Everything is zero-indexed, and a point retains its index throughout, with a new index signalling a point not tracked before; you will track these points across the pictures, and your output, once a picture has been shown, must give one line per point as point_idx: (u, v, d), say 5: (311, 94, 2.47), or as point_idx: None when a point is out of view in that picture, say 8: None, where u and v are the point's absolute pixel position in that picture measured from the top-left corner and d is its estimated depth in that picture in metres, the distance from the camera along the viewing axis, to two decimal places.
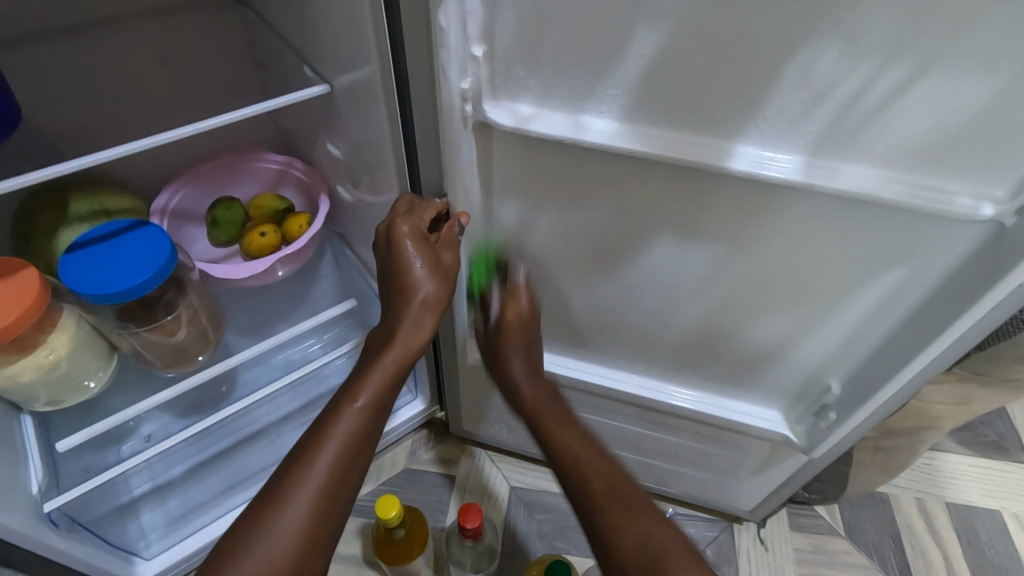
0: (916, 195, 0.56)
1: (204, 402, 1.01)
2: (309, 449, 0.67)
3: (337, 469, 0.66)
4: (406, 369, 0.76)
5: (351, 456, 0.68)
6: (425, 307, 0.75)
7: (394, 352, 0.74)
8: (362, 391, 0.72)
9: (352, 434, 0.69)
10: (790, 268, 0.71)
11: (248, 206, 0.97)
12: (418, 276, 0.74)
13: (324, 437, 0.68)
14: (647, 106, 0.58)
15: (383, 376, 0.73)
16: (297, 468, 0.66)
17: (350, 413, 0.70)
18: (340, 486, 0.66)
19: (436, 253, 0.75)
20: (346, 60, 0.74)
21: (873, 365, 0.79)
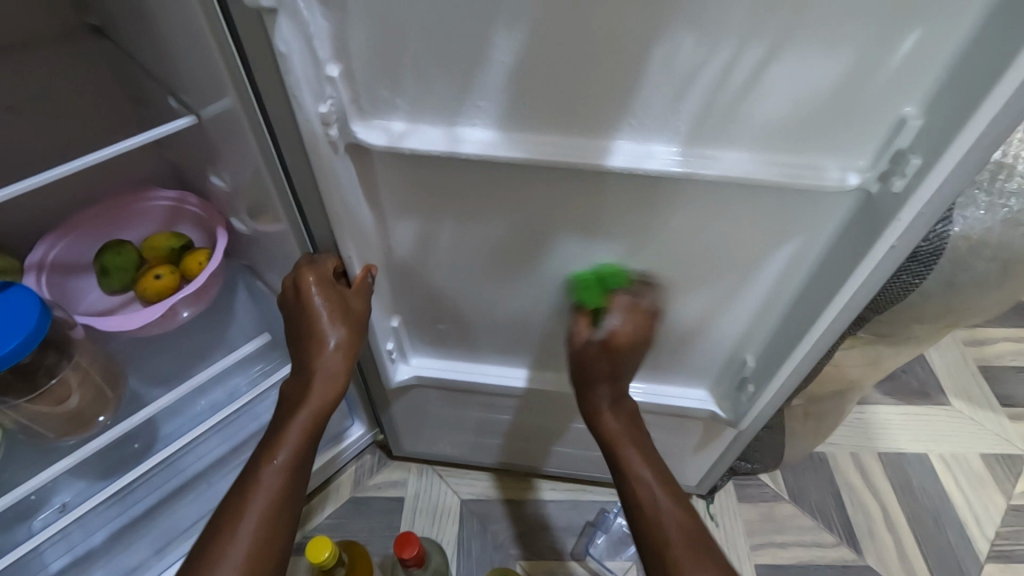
0: (789, 173, 0.47)
1: (117, 464, 0.89)
2: (232, 514, 0.59)
3: (262, 532, 0.58)
4: (327, 419, 0.66)
5: (279, 510, 0.60)
6: (338, 358, 0.63)
7: (312, 405, 0.63)
8: (280, 446, 0.62)
9: (274, 495, 0.60)
10: (699, 252, 0.58)
11: (142, 248, 0.84)
12: (323, 323, 0.62)
13: (246, 498, 0.60)
14: (519, 109, 0.47)
15: (302, 430, 0.63)
16: (220, 535, 0.57)
17: (271, 470, 0.61)
18: (268, 548, 0.58)
19: (345, 299, 0.63)
20: (202, 88, 0.57)
21: (777, 341, 0.66)
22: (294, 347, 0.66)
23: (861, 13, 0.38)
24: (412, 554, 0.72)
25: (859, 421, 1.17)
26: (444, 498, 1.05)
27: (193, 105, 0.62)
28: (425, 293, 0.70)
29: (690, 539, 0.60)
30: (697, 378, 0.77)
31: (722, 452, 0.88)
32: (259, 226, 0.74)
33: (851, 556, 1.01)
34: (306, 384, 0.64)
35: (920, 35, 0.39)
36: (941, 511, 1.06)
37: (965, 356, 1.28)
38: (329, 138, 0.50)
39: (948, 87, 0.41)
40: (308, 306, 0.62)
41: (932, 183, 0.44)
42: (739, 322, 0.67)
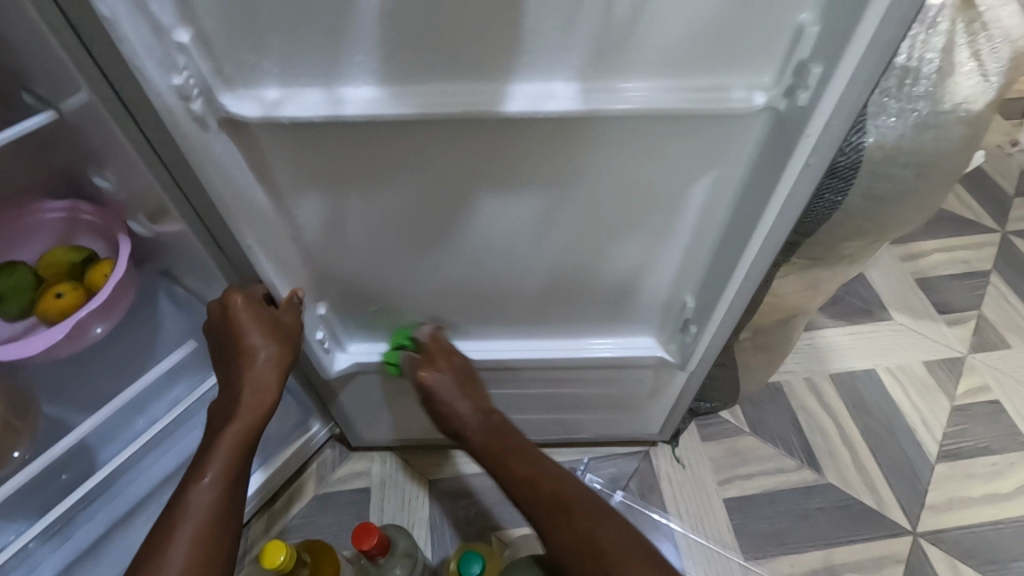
0: (692, 99, 0.45)
1: (51, 498, 0.83)
2: (159, 540, 0.55)
3: (196, 552, 0.54)
4: (258, 433, 0.63)
5: (214, 533, 0.56)
6: (268, 370, 0.61)
7: (242, 418, 0.61)
8: (210, 463, 0.59)
9: (205, 514, 0.57)
10: (619, 195, 0.56)
11: (38, 266, 0.78)
12: (253, 338, 0.61)
13: (175, 523, 0.56)
14: (402, 57, 0.43)
15: (231, 445, 0.60)
16: (147, 562, 0.54)
17: (201, 486, 0.58)
18: (206, 568, 0.55)
19: (274, 316, 0.63)
20: (50, 76, 0.50)
21: (713, 278, 0.65)
22: (221, 370, 0.64)
23: None
24: (372, 545, 0.70)
25: (808, 347, 1.20)
26: (411, 481, 1.03)
27: (49, 100, 0.55)
28: (346, 274, 0.66)
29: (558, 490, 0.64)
30: (643, 326, 0.76)
31: (677, 395, 0.88)
32: (160, 228, 0.68)
33: (813, 477, 1.04)
34: (234, 400, 0.61)
35: None
36: (892, 421, 1.10)
37: (903, 271, 1.32)
38: (194, 114, 0.45)
39: None
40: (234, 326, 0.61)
41: (837, 90, 0.43)
42: (673, 263, 0.65)
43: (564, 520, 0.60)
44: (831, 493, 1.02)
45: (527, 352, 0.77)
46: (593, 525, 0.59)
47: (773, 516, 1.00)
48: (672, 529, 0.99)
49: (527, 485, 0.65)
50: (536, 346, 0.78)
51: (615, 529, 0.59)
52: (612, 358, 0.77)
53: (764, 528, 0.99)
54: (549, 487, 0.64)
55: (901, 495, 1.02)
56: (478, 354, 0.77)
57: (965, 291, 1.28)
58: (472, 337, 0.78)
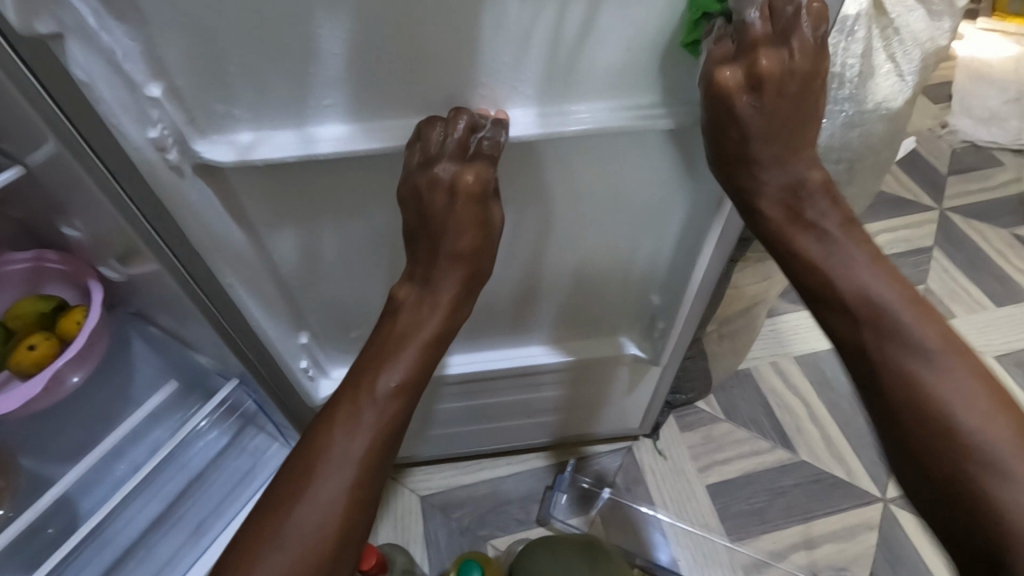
0: (640, 116, 0.49)
1: (36, 555, 0.81)
2: (294, 481, 0.48)
3: (348, 497, 0.47)
4: (430, 363, 0.54)
5: (380, 450, 0.49)
6: (444, 287, 0.55)
7: (420, 337, 0.53)
8: (390, 369, 0.51)
9: (381, 425, 0.50)
10: (581, 206, 0.60)
11: (8, 319, 0.77)
12: (454, 225, 0.53)
13: (343, 423, 0.49)
14: (369, 94, 0.46)
15: (414, 359, 0.52)
16: (279, 509, 0.47)
17: (374, 401, 0.50)
18: (354, 520, 0.47)
19: (455, 211, 0.53)
20: (16, 132, 0.51)
21: (677, 274, 0.69)
22: (414, 268, 0.56)
23: None
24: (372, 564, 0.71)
25: (772, 332, 1.25)
26: (402, 499, 1.04)
27: (14, 155, 0.56)
28: (327, 300, 0.68)
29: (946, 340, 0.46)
30: (615, 328, 0.80)
31: (651, 390, 0.92)
32: (133, 271, 0.68)
33: (786, 456, 1.09)
34: (424, 308, 0.55)
35: None
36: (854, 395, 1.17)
37: None
38: (171, 163, 0.47)
39: None
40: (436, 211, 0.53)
41: None
42: (638, 265, 0.69)
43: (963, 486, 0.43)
44: (804, 468, 1.08)
45: (506, 361, 0.80)
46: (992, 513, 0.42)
47: (751, 496, 1.04)
48: (659, 519, 1.02)
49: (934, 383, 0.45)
50: (514, 355, 0.81)
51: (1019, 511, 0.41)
52: (587, 359, 0.80)
53: (744, 508, 1.03)
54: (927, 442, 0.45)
55: (868, 463, 1.08)
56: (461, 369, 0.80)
57: (909, 267, 1.37)
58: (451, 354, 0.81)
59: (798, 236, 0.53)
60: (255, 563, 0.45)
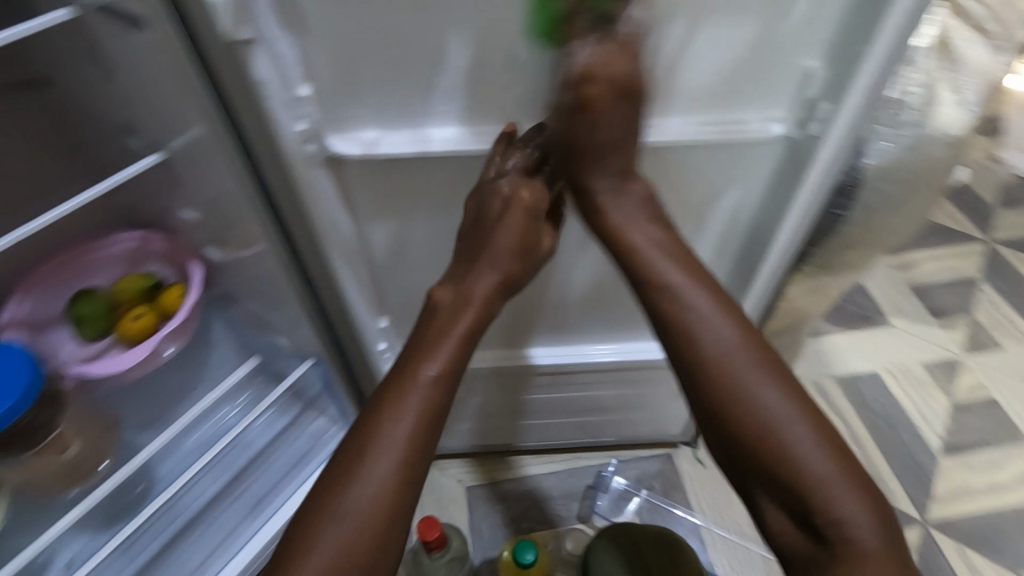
0: (721, 130, 0.54)
1: (121, 511, 0.89)
2: (342, 472, 0.50)
3: (397, 479, 0.49)
4: (470, 350, 0.55)
5: (425, 436, 0.51)
6: (484, 284, 0.56)
7: (461, 326, 0.54)
8: (430, 359, 0.52)
9: (422, 412, 0.51)
10: (652, 213, 0.65)
11: (113, 293, 0.83)
12: (503, 237, 0.55)
13: (387, 409, 0.51)
14: (481, 101, 0.53)
15: (454, 348, 0.53)
16: (334, 487, 0.49)
17: (417, 389, 0.51)
18: (399, 503, 0.49)
19: (506, 226, 0.55)
20: (166, 120, 0.58)
21: (737, 284, 0.73)
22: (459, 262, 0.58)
23: None
24: (436, 537, 0.78)
25: (814, 351, 1.27)
26: (448, 487, 1.08)
27: (158, 142, 0.63)
28: (406, 287, 0.74)
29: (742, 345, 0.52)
30: None
31: None
32: (235, 252, 0.76)
33: None
34: (462, 297, 0.56)
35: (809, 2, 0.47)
36: (895, 418, 1.18)
37: (896, 279, 1.40)
38: (307, 154, 0.54)
39: (841, 38, 0.49)
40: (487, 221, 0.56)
41: (838, 124, 0.51)
42: (699, 270, 0.74)
43: (786, 494, 0.50)
44: None
45: None
46: (772, 512, 0.52)
47: None
48: (696, 524, 1.05)
49: (777, 405, 0.51)
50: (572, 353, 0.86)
51: (850, 522, 0.48)
52: None
53: None
54: (754, 460, 0.51)
55: (907, 486, 1.09)
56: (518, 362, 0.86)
57: (953, 296, 1.38)
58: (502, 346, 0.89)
59: (650, 259, 0.55)
60: (311, 544, 0.47)
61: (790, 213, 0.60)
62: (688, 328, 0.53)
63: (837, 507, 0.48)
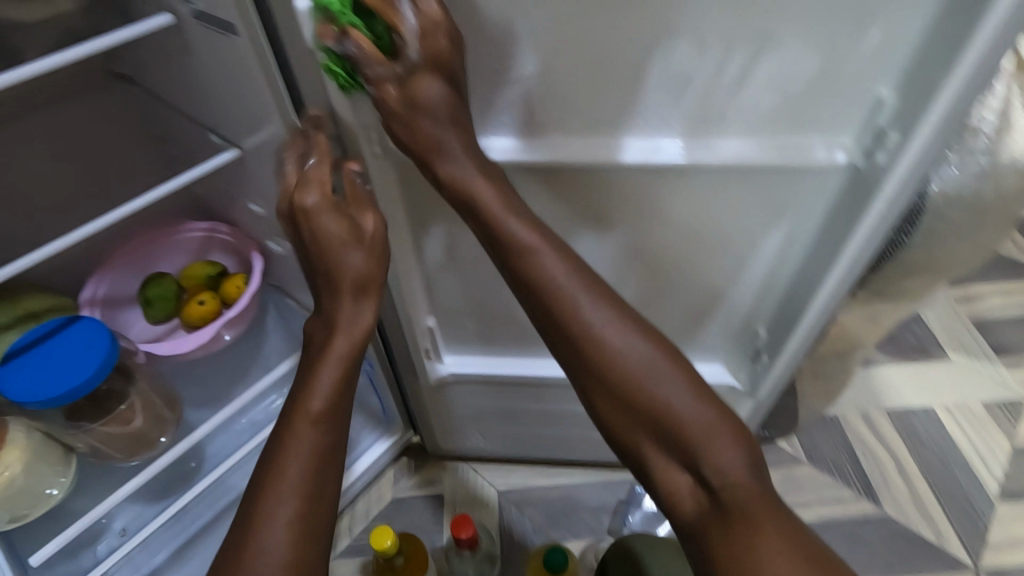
0: (781, 155, 0.54)
1: (174, 484, 0.94)
2: (251, 524, 0.48)
3: (300, 524, 0.48)
4: (355, 374, 0.57)
5: (320, 470, 0.51)
6: (362, 298, 0.57)
7: (339, 348, 0.56)
8: (313, 392, 0.54)
9: (315, 448, 0.52)
10: (703, 233, 0.65)
11: (180, 278, 0.89)
12: (335, 238, 0.56)
13: (280, 453, 0.51)
14: (541, 117, 0.54)
15: (335, 374, 0.55)
16: (236, 547, 0.48)
17: (305, 427, 0.52)
18: (311, 547, 0.48)
19: (351, 221, 0.57)
20: (244, 118, 0.63)
21: (787, 307, 0.72)
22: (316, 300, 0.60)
23: (823, 20, 0.46)
24: (468, 534, 0.79)
25: (865, 381, 1.22)
26: (480, 489, 1.09)
27: (234, 138, 0.68)
28: (454, 289, 0.76)
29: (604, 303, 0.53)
30: (713, 356, 0.83)
31: None
32: None
33: (871, 508, 1.06)
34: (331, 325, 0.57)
35: (882, 34, 0.46)
36: (950, 458, 1.12)
37: (957, 311, 1.34)
38: None
39: (915, 68, 0.47)
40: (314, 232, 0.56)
41: (909, 156, 0.50)
42: (748, 294, 0.72)
43: (681, 454, 0.50)
44: (889, 524, 1.04)
45: None
46: (671, 477, 0.51)
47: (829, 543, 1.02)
48: None
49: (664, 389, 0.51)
50: None
51: (733, 470, 0.48)
52: None
53: None
54: (649, 425, 0.51)
55: (960, 529, 1.04)
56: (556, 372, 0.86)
57: (1020, 333, 1.30)
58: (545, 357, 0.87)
59: (508, 222, 0.53)
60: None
61: (851, 244, 0.59)
62: (574, 313, 0.52)
63: (718, 458, 0.48)
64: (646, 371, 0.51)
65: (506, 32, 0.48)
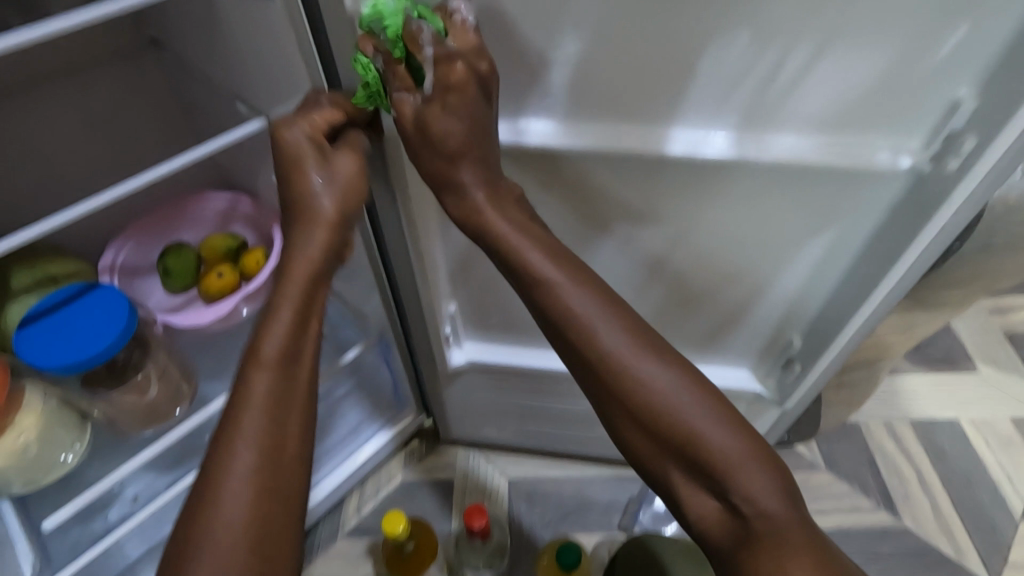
0: (840, 155, 0.51)
1: (187, 454, 0.94)
2: (212, 473, 0.47)
3: (257, 475, 0.47)
4: (315, 312, 0.56)
5: (276, 413, 0.50)
6: (323, 234, 0.56)
7: (293, 287, 0.54)
8: (267, 336, 0.52)
9: (267, 392, 0.50)
10: (745, 233, 0.62)
11: (200, 249, 0.88)
12: (311, 181, 0.54)
13: (238, 400, 0.50)
14: (586, 103, 0.51)
15: (290, 315, 0.54)
16: (202, 502, 0.47)
17: (260, 373, 0.51)
18: (273, 493, 0.48)
19: (330, 161, 0.55)
20: (273, 88, 0.60)
21: (826, 313, 0.69)
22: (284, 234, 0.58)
23: (903, 11, 0.42)
24: (481, 525, 0.79)
25: (888, 389, 1.19)
26: (490, 478, 1.08)
27: (261, 108, 0.66)
28: (479, 276, 0.74)
29: (630, 334, 0.51)
30: (741, 360, 0.80)
31: (760, 431, 0.90)
32: None
33: (889, 520, 1.03)
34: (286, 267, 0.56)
35: (966, 30, 0.43)
36: (974, 474, 1.09)
37: (990, 322, 1.30)
38: None
39: (999, 70, 0.44)
40: (286, 161, 0.54)
41: (986, 162, 0.48)
42: (785, 299, 0.69)
43: (706, 479, 0.49)
44: (907, 537, 1.02)
45: None
46: (696, 501, 0.51)
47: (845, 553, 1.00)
48: None
49: (666, 399, 0.50)
50: None
51: (758, 493, 0.47)
52: None
53: None
54: (672, 451, 0.50)
55: (980, 547, 1.01)
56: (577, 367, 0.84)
57: None
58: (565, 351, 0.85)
59: (498, 223, 0.53)
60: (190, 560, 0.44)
61: (908, 252, 0.57)
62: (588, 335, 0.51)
63: (748, 482, 0.47)
64: (667, 399, 0.50)
65: (556, 11, 0.45)
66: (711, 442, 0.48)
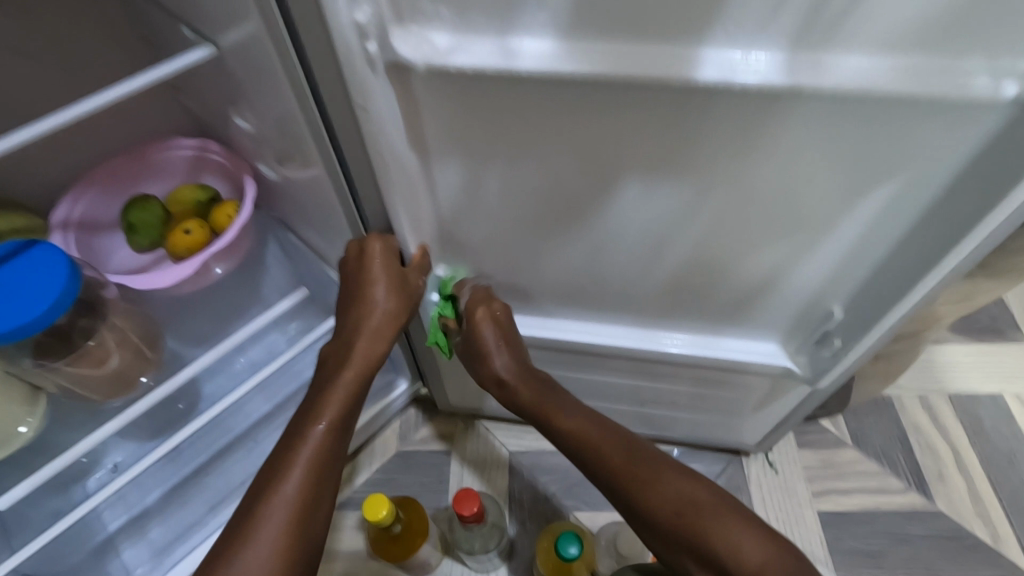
0: (923, 81, 0.40)
1: (165, 424, 0.88)
2: (255, 514, 0.53)
3: (290, 531, 0.53)
4: (364, 390, 0.65)
5: (321, 475, 0.57)
6: (385, 324, 0.65)
7: (354, 365, 0.64)
8: (325, 409, 0.61)
9: (316, 454, 0.58)
10: (787, 186, 0.51)
11: (167, 202, 0.79)
12: (385, 290, 0.64)
13: (288, 457, 0.57)
14: (594, 14, 0.40)
15: (346, 392, 0.63)
16: (237, 541, 0.51)
17: (308, 438, 0.59)
18: (299, 546, 0.53)
19: (403, 274, 0.65)
20: (217, 6, 0.50)
21: (880, 281, 0.58)
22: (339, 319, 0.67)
23: None
24: (473, 510, 0.72)
25: (924, 360, 1.09)
26: (490, 450, 1.02)
27: (210, 34, 0.55)
28: (471, 236, 0.65)
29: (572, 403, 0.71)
30: (768, 332, 0.71)
31: (786, 408, 0.82)
32: (289, 173, 0.68)
33: (920, 502, 0.95)
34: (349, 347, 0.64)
35: None
36: (1017, 454, 1.00)
37: None
38: (368, 56, 0.45)
39: None
40: (367, 271, 0.63)
41: None
42: (827, 265, 0.59)
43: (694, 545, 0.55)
44: (940, 522, 0.94)
45: (639, 342, 0.74)
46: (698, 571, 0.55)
47: (871, 536, 0.93)
48: None
49: (664, 503, 0.58)
50: (649, 338, 0.74)
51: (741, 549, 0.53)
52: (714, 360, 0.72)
53: (859, 547, 0.92)
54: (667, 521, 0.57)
55: (1020, 533, 0.93)
56: (582, 339, 0.75)
57: None
58: (567, 320, 0.77)
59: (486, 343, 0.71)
60: None
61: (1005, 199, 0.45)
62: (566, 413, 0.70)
63: (735, 541, 0.53)
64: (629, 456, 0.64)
65: None
66: (690, 510, 0.57)
